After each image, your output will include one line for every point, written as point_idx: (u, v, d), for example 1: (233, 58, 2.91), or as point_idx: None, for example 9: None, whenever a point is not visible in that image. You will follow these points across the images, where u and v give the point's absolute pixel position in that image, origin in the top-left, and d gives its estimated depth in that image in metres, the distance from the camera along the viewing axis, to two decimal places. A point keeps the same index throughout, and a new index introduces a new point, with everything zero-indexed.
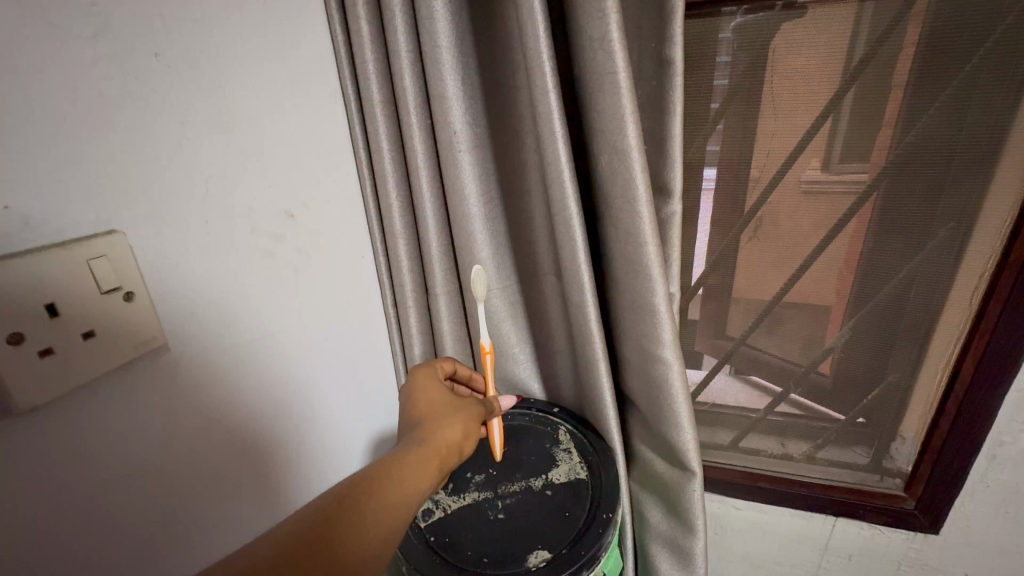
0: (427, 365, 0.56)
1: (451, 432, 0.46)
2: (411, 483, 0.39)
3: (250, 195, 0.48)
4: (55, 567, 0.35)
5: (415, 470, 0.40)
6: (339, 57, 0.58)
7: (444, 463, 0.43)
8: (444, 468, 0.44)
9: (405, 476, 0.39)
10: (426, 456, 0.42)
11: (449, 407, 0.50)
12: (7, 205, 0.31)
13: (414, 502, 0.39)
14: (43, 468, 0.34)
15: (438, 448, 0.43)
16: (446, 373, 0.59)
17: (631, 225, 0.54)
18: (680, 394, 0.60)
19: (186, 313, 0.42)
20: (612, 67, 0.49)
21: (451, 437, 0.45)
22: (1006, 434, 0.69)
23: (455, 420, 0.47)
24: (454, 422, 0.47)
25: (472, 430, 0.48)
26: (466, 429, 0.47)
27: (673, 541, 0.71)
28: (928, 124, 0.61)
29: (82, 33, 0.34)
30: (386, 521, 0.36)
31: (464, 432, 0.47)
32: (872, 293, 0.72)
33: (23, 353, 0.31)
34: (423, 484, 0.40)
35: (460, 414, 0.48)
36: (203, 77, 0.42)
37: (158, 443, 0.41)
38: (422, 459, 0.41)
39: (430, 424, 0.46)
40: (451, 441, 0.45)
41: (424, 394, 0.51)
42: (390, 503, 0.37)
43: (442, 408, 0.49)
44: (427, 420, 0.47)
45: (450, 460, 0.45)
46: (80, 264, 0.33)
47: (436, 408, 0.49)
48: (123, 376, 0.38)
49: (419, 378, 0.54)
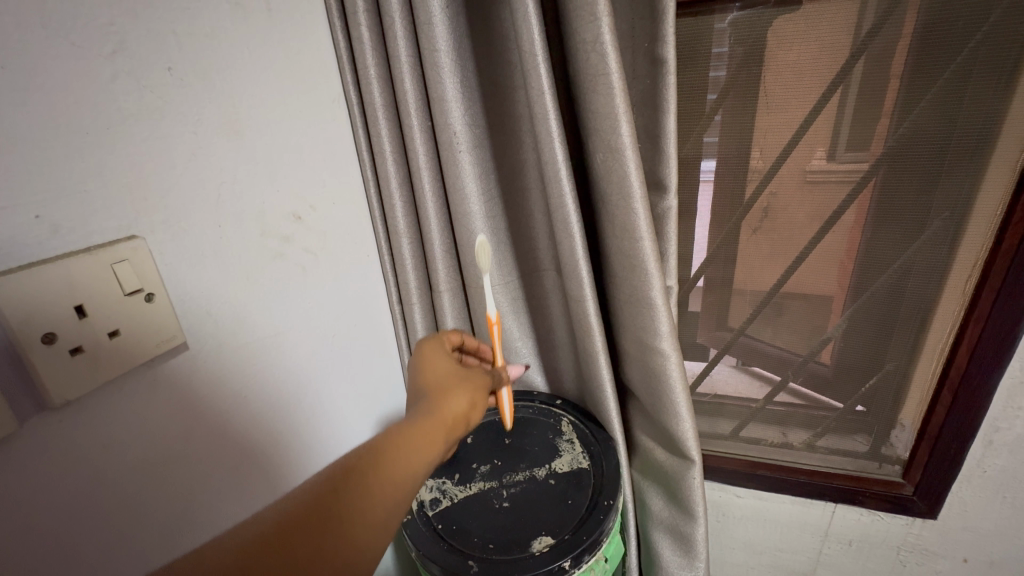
0: (433, 339, 0.58)
1: (458, 402, 0.47)
2: (413, 457, 0.39)
3: (261, 198, 0.50)
4: (92, 545, 0.38)
5: (414, 447, 0.40)
6: (341, 63, 0.59)
7: (453, 432, 0.45)
8: (453, 437, 0.46)
9: (412, 445, 0.40)
10: (433, 424, 0.43)
11: (455, 377, 0.51)
12: (39, 214, 0.33)
13: (420, 472, 0.40)
14: (79, 456, 0.36)
15: (446, 418, 0.45)
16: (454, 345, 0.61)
17: (627, 220, 0.56)
18: (679, 385, 0.62)
19: (203, 313, 0.45)
20: (605, 67, 0.50)
21: (456, 411, 0.47)
22: (1001, 420, 0.70)
23: (462, 390, 0.49)
24: (461, 392, 0.49)
25: (478, 400, 0.50)
26: (473, 399, 0.49)
27: (674, 527, 0.73)
28: (921, 115, 0.62)
29: (102, 53, 0.36)
30: (394, 492, 0.37)
31: (471, 402, 0.49)
32: (870, 282, 0.73)
33: (56, 352, 0.33)
34: (430, 453, 0.41)
35: (467, 385, 0.50)
36: (214, 89, 0.44)
37: (181, 432, 0.43)
38: (430, 428, 0.43)
39: (438, 395, 0.48)
40: (458, 411, 0.47)
41: (432, 366, 0.53)
42: (397, 473, 0.38)
43: (449, 378, 0.51)
44: (435, 391, 0.49)
45: (457, 429, 0.46)
46: (107, 267, 0.36)
47: (443, 378, 0.51)
48: (147, 373, 0.40)
49: (426, 351, 0.55)
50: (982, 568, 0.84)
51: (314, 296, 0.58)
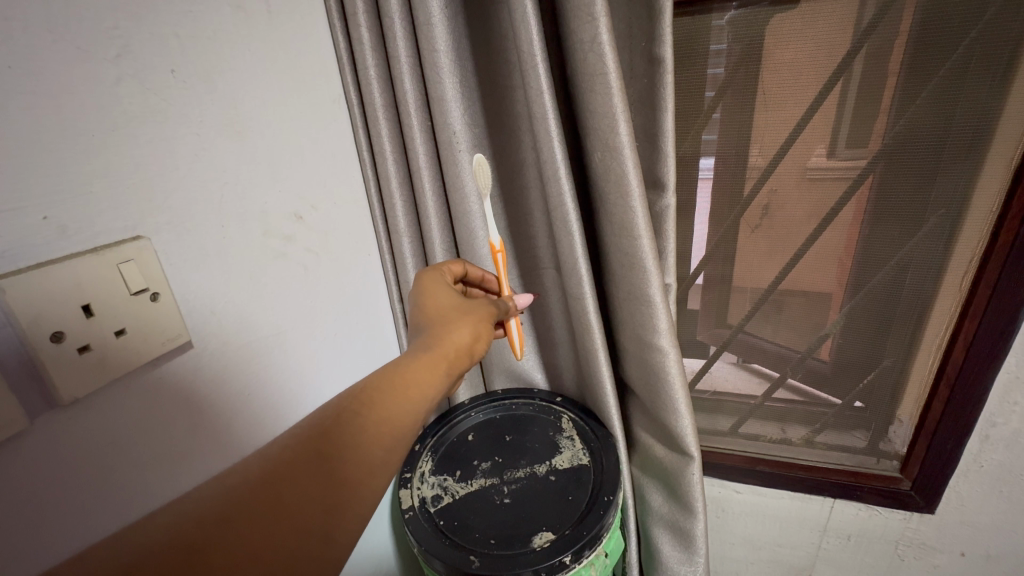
0: (433, 271, 0.58)
1: (459, 335, 0.47)
2: (410, 396, 0.39)
3: (263, 199, 0.50)
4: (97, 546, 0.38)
5: (412, 384, 0.39)
6: (342, 62, 0.60)
7: (456, 364, 0.45)
8: (456, 369, 0.45)
9: (411, 383, 0.39)
10: (435, 358, 0.43)
11: (457, 310, 0.51)
12: (46, 215, 0.34)
13: (419, 411, 0.39)
14: (88, 455, 0.37)
15: (447, 352, 0.45)
16: (456, 276, 0.61)
17: (625, 219, 0.56)
18: (679, 382, 0.63)
19: (207, 312, 0.45)
20: (603, 67, 0.50)
21: (460, 341, 0.47)
22: (998, 415, 0.71)
23: (464, 323, 0.49)
24: (462, 326, 0.48)
25: (482, 333, 0.50)
26: (475, 332, 0.49)
27: (674, 523, 0.73)
28: (918, 112, 0.63)
29: (106, 56, 0.36)
30: (390, 435, 0.36)
31: (473, 334, 0.49)
32: (867, 279, 0.74)
33: (63, 351, 0.34)
34: (430, 387, 0.41)
35: (470, 316, 0.50)
36: (216, 90, 0.45)
37: (186, 432, 0.44)
38: (431, 362, 0.43)
39: (439, 328, 0.47)
40: (460, 344, 0.46)
41: (433, 299, 0.53)
42: (392, 416, 0.37)
43: (450, 311, 0.51)
44: (437, 325, 0.48)
45: (460, 363, 0.46)
46: (113, 267, 0.36)
47: (445, 311, 0.51)
48: (153, 371, 0.41)
49: (426, 281, 0.56)
50: (980, 562, 0.84)
51: (315, 295, 0.59)
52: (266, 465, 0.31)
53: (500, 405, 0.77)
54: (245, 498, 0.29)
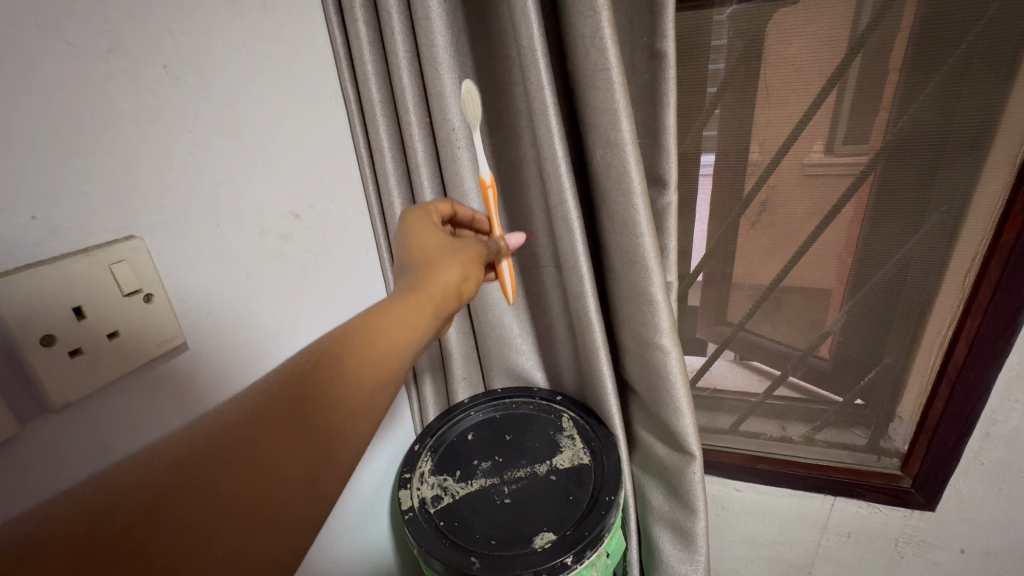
0: (420, 207, 0.55)
1: (445, 275, 0.46)
2: (390, 341, 0.39)
3: (259, 198, 0.50)
4: None
5: (391, 328, 0.39)
6: (338, 57, 0.59)
7: (442, 304, 0.45)
8: (443, 309, 0.45)
9: (391, 327, 0.39)
10: (419, 299, 0.43)
11: (443, 249, 0.49)
12: (35, 215, 0.33)
13: (400, 356, 0.39)
14: (79, 460, 0.36)
15: (433, 292, 0.44)
16: (444, 215, 0.58)
17: (627, 216, 0.56)
18: (680, 380, 0.62)
19: (203, 313, 0.44)
20: (605, 63, 0.50)
21: (446, 280, 0.46)
22: (999, 413, 0.70)
23: (451, 263, 0.48)
24: (449, 266, 0.47)
25: (471, 273, 0.49)
26: (464, 272, 0.48)
27: (675, 522, 0.73)
28: (921, 108, 0.62)
29: (97, 51, 0.35)
30: (370, 380, 0.36)
31: (461, 274, 0.48)
32: (868, 276, 0.73)
33: (53, 354, 0.33)
34: (412, 332, 0.41)
35: (456, 257, 0.49)
36: (210, 86, 0.44)
37: (181, 435, 0.43)
38: (414, 304, 0.42)
39: (424, 267, 0.46)
40: (446, 283, 0.46)
41: (419, 235, 0.51)
42: (372, 361, 0.37)
43: (437, 249, 0.49)
44: (423, 262, 0.47)
45: (447, 304, 0.46)
46: (104, 268, 0.35)
47: (431, 249, 0.49)
48: (147, 373, 0.40)
49: (413, 220, 0.52)
50: (979, 559, 0.84)
51: (313, 294, 0.58)
52: (248, 414, 0.30)
53: (500, 404, 0.76)
54: (219, 449, 0.29)
